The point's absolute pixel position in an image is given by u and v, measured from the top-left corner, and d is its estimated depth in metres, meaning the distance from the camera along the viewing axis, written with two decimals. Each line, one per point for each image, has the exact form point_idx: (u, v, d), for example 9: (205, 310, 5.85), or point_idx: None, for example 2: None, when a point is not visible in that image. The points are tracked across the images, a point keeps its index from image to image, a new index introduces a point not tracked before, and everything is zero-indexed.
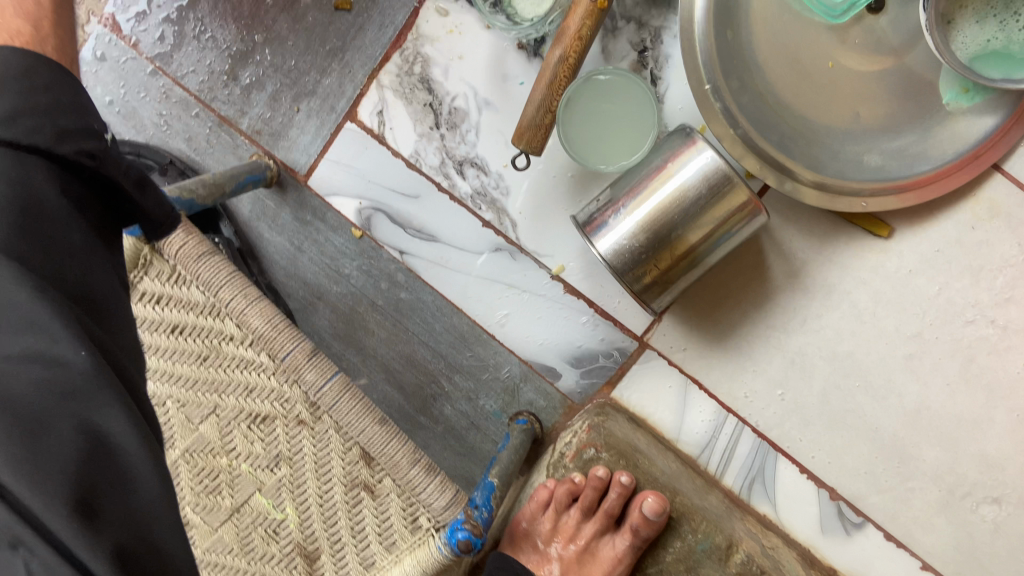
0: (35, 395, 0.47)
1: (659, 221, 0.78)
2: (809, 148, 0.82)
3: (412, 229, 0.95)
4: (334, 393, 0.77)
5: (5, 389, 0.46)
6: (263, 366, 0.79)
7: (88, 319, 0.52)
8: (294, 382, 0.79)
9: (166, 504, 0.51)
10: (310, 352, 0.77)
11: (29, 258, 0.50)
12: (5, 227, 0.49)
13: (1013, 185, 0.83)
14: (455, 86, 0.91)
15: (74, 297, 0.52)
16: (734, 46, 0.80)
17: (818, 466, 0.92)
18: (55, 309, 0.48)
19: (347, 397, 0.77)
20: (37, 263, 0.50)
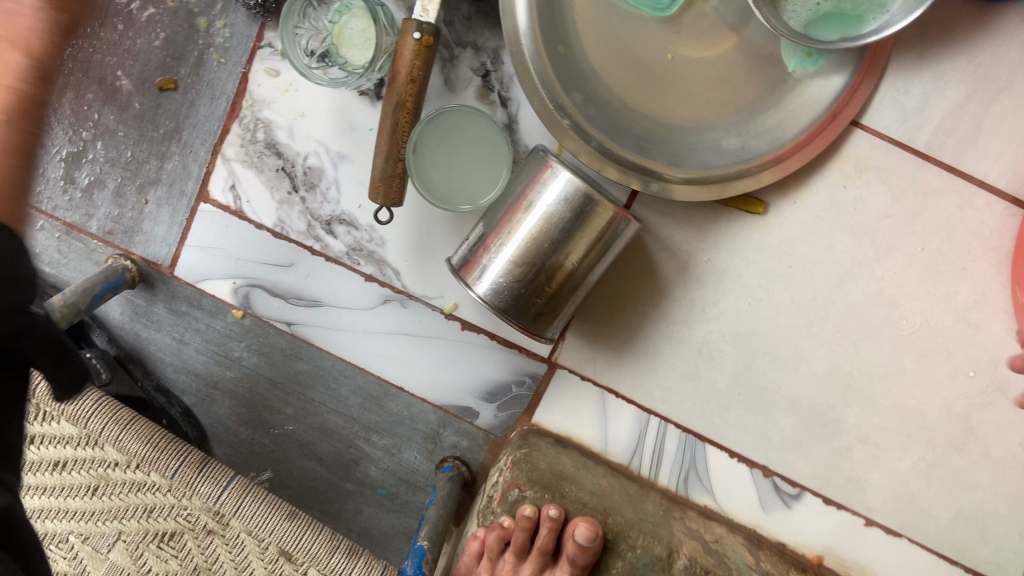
0: None
1: (531, 252, 0.76)
2: (666, 145, 0.80)
3: (293, 299, 0.91)
4: (235, 499, 0.74)
5: None
6: (156, 485, 0.75)
7: None
8: (192, 495, 0.75)
9: None
10: (201, 464, 0.75)
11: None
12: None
13: (874, 137, 0.83)
14: (303, 145, 0.87)
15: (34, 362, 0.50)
16: (569, 60, 0.77)
17: (747, 448, 0.91)
18: None
19: (249, 499, 0.75)
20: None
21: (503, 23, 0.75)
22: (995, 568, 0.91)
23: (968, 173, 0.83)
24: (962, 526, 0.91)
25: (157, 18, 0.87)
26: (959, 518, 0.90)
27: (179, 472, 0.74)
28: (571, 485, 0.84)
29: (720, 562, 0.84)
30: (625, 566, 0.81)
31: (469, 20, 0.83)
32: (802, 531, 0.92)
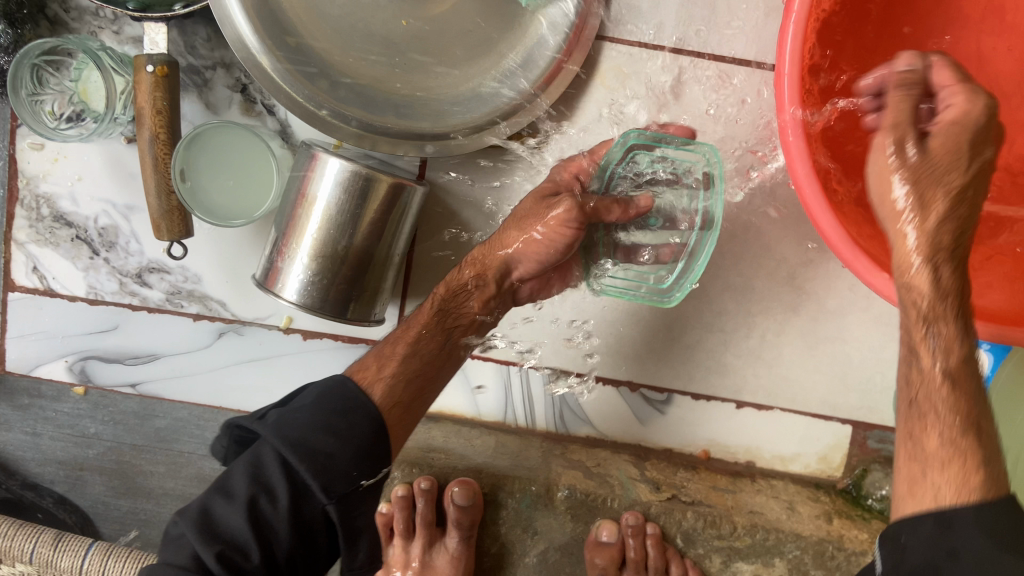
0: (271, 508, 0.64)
1: (324, 244, 0.78)
2: (428, 106, 0.82)
3: (128, 359, 0.92)
4: (98, 561, 0.80)
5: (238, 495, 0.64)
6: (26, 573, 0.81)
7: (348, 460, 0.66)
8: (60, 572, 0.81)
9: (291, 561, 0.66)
10: (56, 539, 0.81)
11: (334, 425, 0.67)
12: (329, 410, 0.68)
13: (624, 46, 0.86)
14: (90, 207, 0.87)
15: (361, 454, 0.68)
16: (305, 51, 0.78)
17: (607, 370, 0.94)
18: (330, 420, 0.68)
19: (112, 558, 0.80)
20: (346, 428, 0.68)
21: (225, 32, 0.75)
22: (868, 411, 0.94)
23: (718, 53, 0.86)
24: (828, 381, 0.94)
25: None
26: (820, 374, 0.93)
27: (36, 554, 0.80)
28: (439, 454, 0.87)
29: (602, 483, 0.86)
30: (510, 513, 0.85)
31: (210, 41, 0.83)
32: (682, 433, 0.95)
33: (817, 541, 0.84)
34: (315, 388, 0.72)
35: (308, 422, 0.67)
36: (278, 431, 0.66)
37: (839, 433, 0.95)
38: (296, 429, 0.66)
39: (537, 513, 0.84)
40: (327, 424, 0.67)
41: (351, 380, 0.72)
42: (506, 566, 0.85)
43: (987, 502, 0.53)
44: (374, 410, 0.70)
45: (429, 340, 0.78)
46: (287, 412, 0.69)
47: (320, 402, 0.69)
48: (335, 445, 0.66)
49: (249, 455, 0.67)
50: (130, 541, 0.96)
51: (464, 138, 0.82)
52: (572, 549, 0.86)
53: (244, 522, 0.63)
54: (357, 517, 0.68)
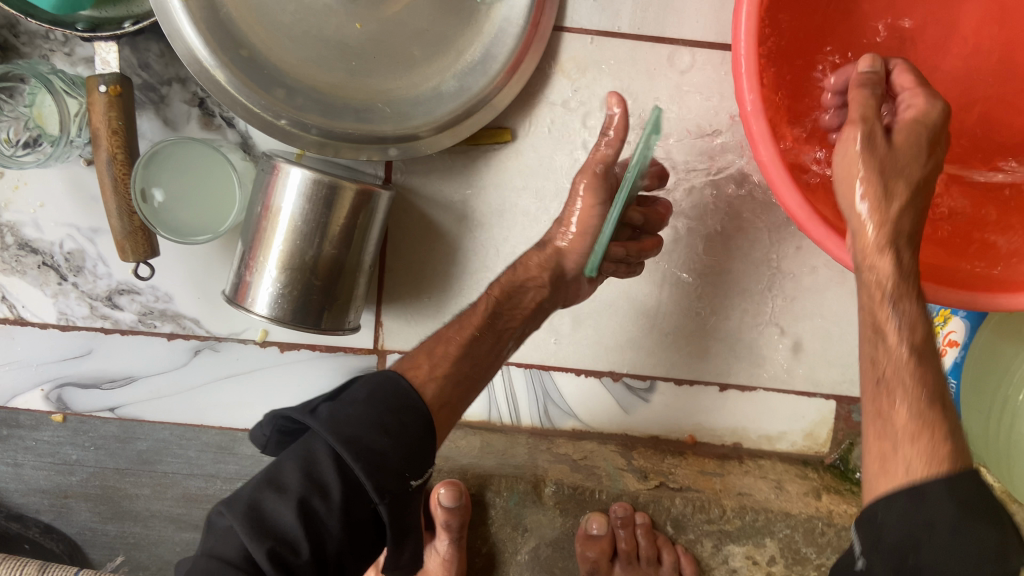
0: (319, 509, 0.61)
1: (292, 254, 0.77)
2: (389, 109, 0.81)
3: (104, 383, 0.91)
4: None
5: (291, 495, 0.61)
6: None
7: (402, 460, 0.64)
8: None
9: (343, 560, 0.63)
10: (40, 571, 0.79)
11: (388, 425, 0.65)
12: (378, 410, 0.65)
13: (583, 36, 0.85)
14: (54, 233, 0.86)
15: (412, 455, 0.65)
16: (260, 61, 0.77)
17: (588, 362, 0.94)
18: (380, 421, 0.65)
19: None
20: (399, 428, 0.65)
21: (176, 48, 0.75)
22: (851, 385, 0.94)
23: (677, 37, 0.86)
24: (809, 358, 0.94)
25: None
26: (801, 352, 0.93)
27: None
28: None
29: (589, 475, 0.86)
30: (500, 512, 0.84)
31: (164, 56, 0.82)
32: (667, 419, 0.95)
33: (806, 518, 0.84)
34: (363, 385, 0.69)
35: (363, 420, 0.64)
36: (330, 427, 0.63)
37: (824, 409, 0.95)
38: (351, 426, 0.63)
39: (526, 510, 0.83)
40: (379, 423, 0.64)
41: (402, 379, 0.69)
42: (498, 566, 0.85)
43: (954, 469, 0.52)
44: (423, 412, 0.68)
45: (482, 343, 0.77)
46: (339, 405, 0.66)
47: (373, 400, 0.66)
48: (389, 446, 0.64)
49: (299, 451, 0.64)
50: (118, 566, 0.96)
51: (430, 138, 0.81)
52: (562, 544, 0.85)
53: (297, 518, 0.60)
54: (405, 516, 0.66)
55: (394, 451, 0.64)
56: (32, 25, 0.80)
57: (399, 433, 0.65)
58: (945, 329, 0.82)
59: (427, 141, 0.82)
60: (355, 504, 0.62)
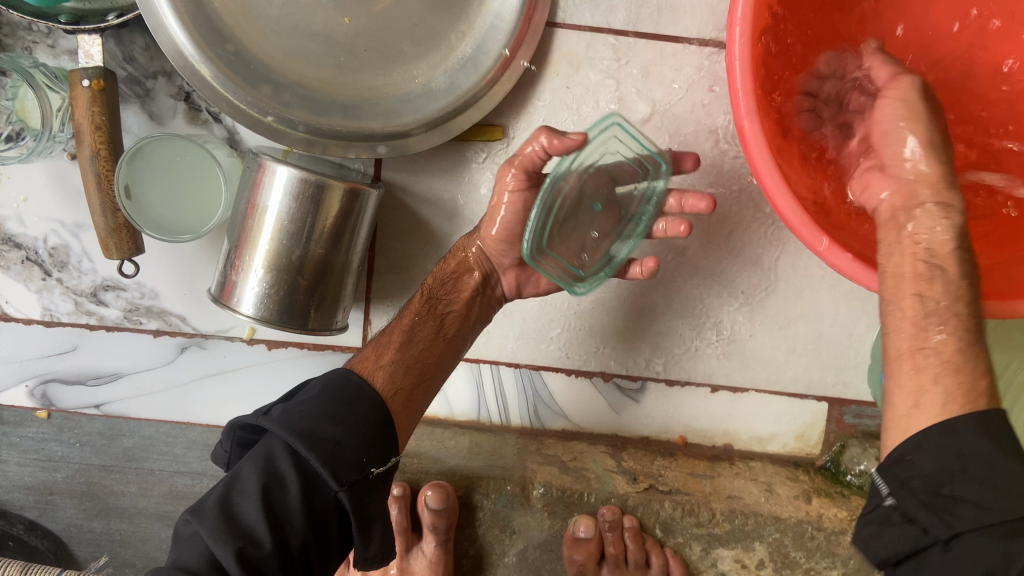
0: (278, 504, 0.62)
1: (277, 253, 0.75)
2: (378, 105, 0.80)
3: (89, 380, 0.90)
4: None
5: (249, 494, 0.62)
6: None
7: (356, 449, 0.65)
8: None
9: (309, 553, 0.64)
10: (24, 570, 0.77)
11: (343, 416, 0.66)
12: (332, 403, 0.67)
13: (576, 32, 0.84)
14: (38, 228, 0.84)
15: (369, 442, 0.67)
16: (246, 56, 0.76)
17: (578, 362, 0.93)
18: (333, 410, 0.66)
19: None
20: (352, 417, 0.67)
21: (161, 42, 0.73)
22: (842, 387, 0.94)
23: (671, 35, 0.85)
24: (800, 359, 0.93)
25: None
26: (792, 353, 0.93)
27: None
28: (412, 459, 0.86)
29: (578, 478, 0.85)
30: (489, 514, 0.84)
31: (149, 49, 0.80)
32: (658, 420, 0.95)
33: (796, 523, 0.83)
34: (317, 382, 0.70)
35: (316, 414, 0.66)
36: (284, 423, 0.65)
37: (815, 411, 0.95)
38: (305, 420, 0.65)
39: (514, 512, 0.83)
40: (332, 416, 0.66)
41: (354, 372, 0.71)
42: (486, 567, 0.85)
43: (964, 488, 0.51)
44: (375, 398, 0.69)
45: (423, 326, 0.78)
46: (292, 405, 0.67)
47: (324, 394, 0.68)
48: (344, 436, 0.65)
49: (258, 451, 0.65)
50: (102, 566, 0.96)
51: (420, 136, 0.80)
52: (550, 545, 0.85)
53: (259, 515, 0.61)
54: (368, 505, 0.67)
55: (349, 440, 0.65)
56: (14, 17, 0.79)
57: (353, 422, 0.67)
58: None
59: (416, 138, 0.80)
60: (315, 494, 0.64)
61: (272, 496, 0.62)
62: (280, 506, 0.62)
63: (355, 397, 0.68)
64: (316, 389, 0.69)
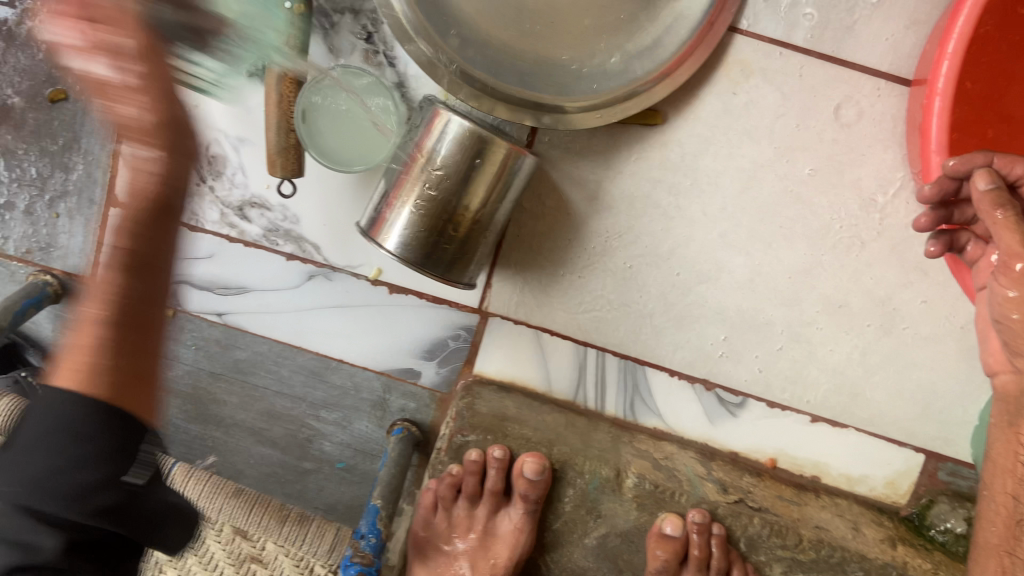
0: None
1: (433, 199, 0.77)
2: (552, 77, 0.81)
3: (218, 288, 0.93)
4: None
5: None
6: None
7: (101, 468, 0.51)
8: None
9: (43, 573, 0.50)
10: None
11: (67, 449, 0.50)
12: (90, 411, 0.51)
13: (755, 41, 0.84)
14: (202, 134, 0.88)
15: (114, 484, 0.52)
16: (440, 7, 0.78)
17: (684, 365, 0.93)
18: (88, 418, 0.51)
19: None
20: (93, 452, 0.51)
21: None
22: (943, 442, 0.93)
23: (849, 61, 0.84)
24: (906, 405, 0.93)
25: (35, 29, 0.87)
26: (900, 399, 0.92)
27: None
28: (513, 425, 0.86)
29: (671, 476, 0.85)
30: (577, 493, 0.84)
31: None
32: (751, 437, 0.94)
33: (881, 564, 0.84)
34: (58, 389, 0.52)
35: (34, 470, 0.50)
36: (39, 406, 0.52)
37: (911, 460, 0.94)
38: (43, 421, 0.51)
39: (603, 497, 0.84)
40: (65, 432, 0.50)
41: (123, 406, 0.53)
42: (565, 543, 0.85)
43: None
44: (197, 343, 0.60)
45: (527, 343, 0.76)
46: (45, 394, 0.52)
47: (73, 407, 0.51)
48: (65, 460, 0.50)
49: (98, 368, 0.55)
50: (210, 466, 0.98)
51: (585, 114, 0.81)
52: (631, 536, 0.85)
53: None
54: (148, 506, 0.56)
55: (84, 472, 0.50)
56: None
57: (87, 454, 0.50)
58: None
59: (583, 115, 0.81)
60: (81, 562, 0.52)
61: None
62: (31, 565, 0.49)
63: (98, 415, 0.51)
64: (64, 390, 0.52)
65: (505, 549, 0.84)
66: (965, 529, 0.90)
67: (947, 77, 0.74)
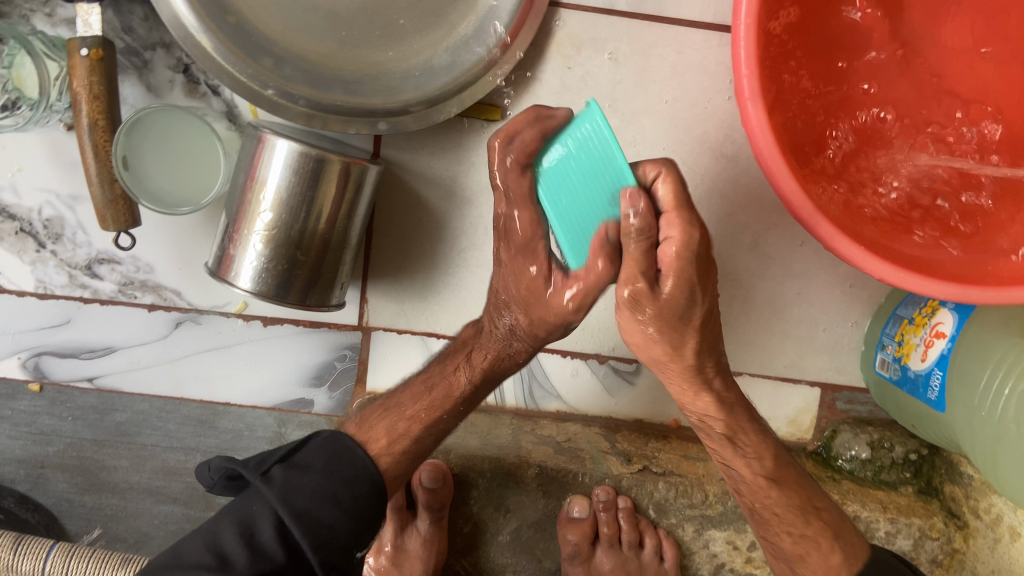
0: (329, 480, 0.68)
1: (277, 228, 0.74)
2: (378, 82, 0.79)
3: (83, 353, 0.90)
4: (62, 561, 0.78)
5: (306, 483, 0.66)
6: None
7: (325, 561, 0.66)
8: None
9: (352, 529, 0.67)
10: (13, 544, 0.78)
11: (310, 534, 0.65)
12: (325, 486, 0.67)
13: (579, 13, 0.84)
14: (32, 198, 0.84)
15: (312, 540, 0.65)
16: (246, 27, 0.75)
17: (574, 344, 0.93)
18: (369, 503, 0.69)
19: (75, 558, 0.78)
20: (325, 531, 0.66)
21: (161, 11, 0.72)
22: (835, 373, 0.95)
23: (674, 18, 0.84)
24: (792, 343, 0.94)
25: None
26: (785, 338, 0.94)
27: None
28: None
29: (573, 458, 0.84)
30: (482, 492, 0.84)
31: (148, 20, 0.79)
32: (653, 403, 0.95)
33: None
34: (320, 445, 0.71)
35: (315, 490, 0.66)
36: (282, 497, 0.65)
37: (808, 396, 0.95)
38: (303, 496, 0.66)
39: (508, 491, 0.83)
40: (328, 499, 0.66)
41: (359, 448, 0.71)
42: (481, 544, 0.84)
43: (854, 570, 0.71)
44: (378, 478, 0.70)
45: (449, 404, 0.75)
46: (295, 471, 0.67)
47: (336, 488, 0.67)
48: (313, 534, 0.65)
49: (283, 475, 0.67)
50: (95, 540, 0.95)
51: (419, 113, 0.79)
52: (544, 525, 0.85)
53: (238, 544, 0.63)
54: None
55: (336, 519, 0.66)
56: None
57: (320, 533, 0.65)
58: (932, 320, 0.78)
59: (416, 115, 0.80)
60: (293, 571, 0.65)
61: (308, 485, 0.66)
62: (262, 538, 0.64)
63: (356, 465, 0.70)
64: (316, 468, 0.68)
65: (417, 564, 0.83)
66: (869, 453, 0.93)
67: (749, 21, 0.63)
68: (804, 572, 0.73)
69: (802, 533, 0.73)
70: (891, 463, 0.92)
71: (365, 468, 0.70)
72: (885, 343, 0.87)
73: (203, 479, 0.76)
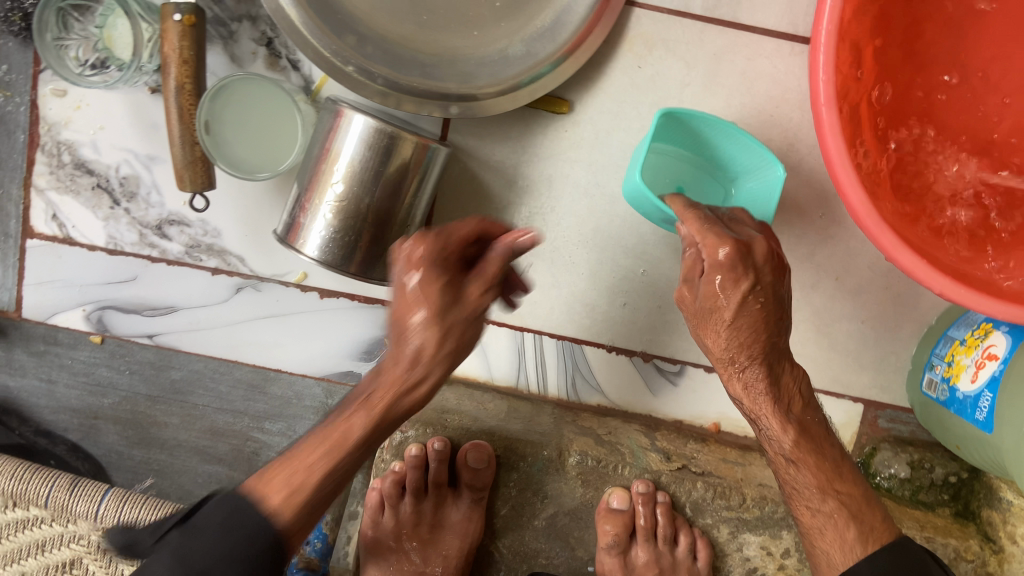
0: (225, 543, 0.60)
1: (347, 199, 0.76)
2: (454, 67, 0.81)
3: (146, 310, 0.93)
4: (113, 509, 0.80)
5: (195, 545, 0.60)
6: (40, 517, 0.82)
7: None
8: (76, 519, 0.82)
9: None
10: (71, 485, 0.82)
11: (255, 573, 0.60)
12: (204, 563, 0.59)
13: (654, 14, 0.85)
14: (111, 156, 0.87)
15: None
16: (333, 5, 0.77)
17: (620, 340, 0.94)
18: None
19: (126, 506, 0.81)
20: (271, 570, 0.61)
21: None
22: (879, 390, 0.95)
23: (747, 25, 0.85)
24: (837, 357, 0.94)
25: None
26: (832, 351, 0.94)
27: (52, 497, 0.81)
28: (452, 416, 0.86)
29: (612, 450, 0.86)
30: (522, 476, 0.85)
31: None
32: (694, 405, 0.95)
33: None
34: (213, 509, 0.63)
35: (211, 554, 0.59)
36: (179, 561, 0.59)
37: (851, 411, 0.95)
38: (201, 558, 0.59)
39: (547, 478, 0.84)
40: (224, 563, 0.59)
41: (253, 504, 0.62)
42: (516, 527, 0.85)
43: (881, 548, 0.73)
44: (277, 540, 0.61)
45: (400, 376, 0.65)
46: (189, 538, 0.61)
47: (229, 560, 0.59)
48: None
49: (180, 543, 0.61)
50: (147, 488, 0.97)
51: (490, 100, 0.82)
52: (580, 514, 0.85)
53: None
54: None
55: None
56: None
57: None
58: (984, 343, 0.79)
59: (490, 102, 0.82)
60: None
61: (193, 552, 0.60)
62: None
63: (242, 534, 0.61)
64: (212, 530, 0.61)
65: (455, 541, 0.84)
66: (908, 472, 0.93)
67: (831, 28, 0.64)
68: (823, 544, 0.75)
69: (819, 507, 0.76)
70: (930, 483, 0.92)
71: (263, 533, 0.61)
72: (934, 363, 0.87)
73: (115, 541, 0.78)
